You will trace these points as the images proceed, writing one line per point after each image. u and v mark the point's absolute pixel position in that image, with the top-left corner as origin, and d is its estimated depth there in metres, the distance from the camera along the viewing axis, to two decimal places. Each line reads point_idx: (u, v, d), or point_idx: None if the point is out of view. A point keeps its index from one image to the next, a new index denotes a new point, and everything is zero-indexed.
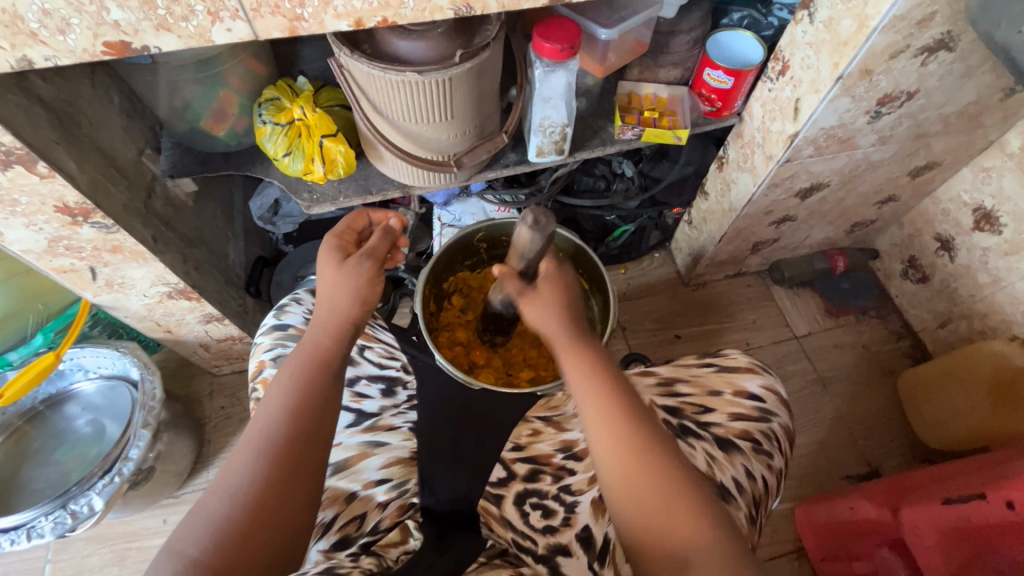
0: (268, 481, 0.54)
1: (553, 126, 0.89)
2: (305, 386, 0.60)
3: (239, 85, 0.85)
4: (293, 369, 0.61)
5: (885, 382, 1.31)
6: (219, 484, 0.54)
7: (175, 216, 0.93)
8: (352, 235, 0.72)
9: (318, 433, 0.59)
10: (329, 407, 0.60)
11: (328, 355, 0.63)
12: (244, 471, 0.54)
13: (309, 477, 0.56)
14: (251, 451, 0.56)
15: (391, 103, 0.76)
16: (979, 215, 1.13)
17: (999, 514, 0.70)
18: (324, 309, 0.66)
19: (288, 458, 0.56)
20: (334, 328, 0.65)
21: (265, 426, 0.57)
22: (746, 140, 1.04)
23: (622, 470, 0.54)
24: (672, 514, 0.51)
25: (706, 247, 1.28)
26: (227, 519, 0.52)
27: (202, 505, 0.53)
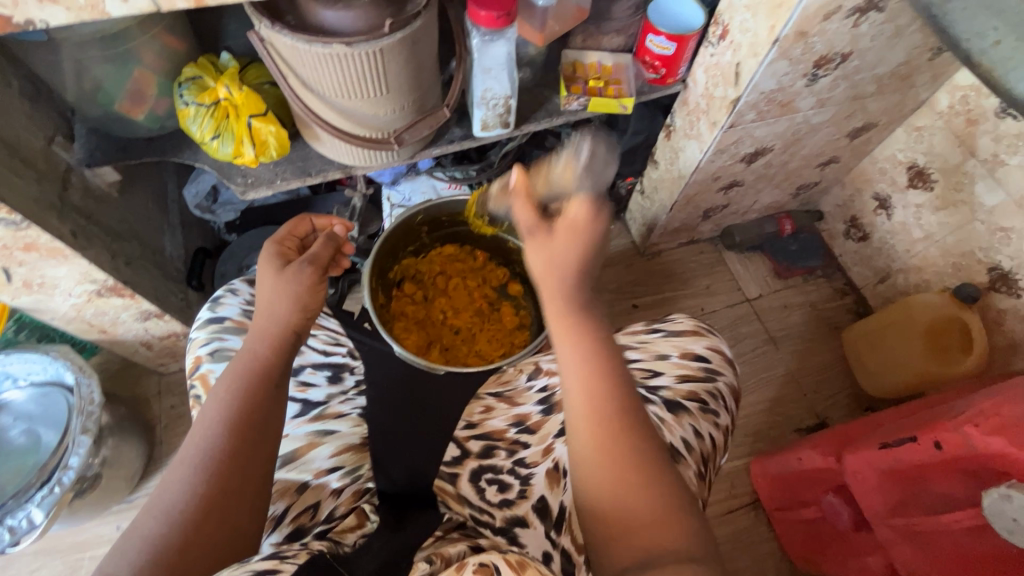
0: (204, 500, 0.52)
1: (496, 98, 0.87)
2: (244, 402, 0.58)
3: (155, 63, 0.79)
4: (230, 382, 0.59)
5: (831, 338, 1.37)
6: (154, 505, 0.53)
7: (97, 209, 0.87)
8: (293, 241, 0.72)
9: (259, 450, 0.57)
10: (268, 419, 0.59)
11: (268, 367, 0.61)
12: (181, 490, 0.53)
13: (247, 501, 0.55)
14: (187, 467, 0.54)
15: (321, 79, 0.72)
16: (912, 173, 1.17)
17: (931, 456, 0.72)
18: (263, 317, 0.64)
19: (226, 479, 0.54)
20: (272, 336, 0.63)
21: (204, 442, 0.55)
22: (691, 107, 1.04)
23: (595, 450, 0.53)
24: (639, 501, 0.51)
25: (658, 216, 1.29)
26: (161, 538, 0.50)
27: (136, 524, 0.52)
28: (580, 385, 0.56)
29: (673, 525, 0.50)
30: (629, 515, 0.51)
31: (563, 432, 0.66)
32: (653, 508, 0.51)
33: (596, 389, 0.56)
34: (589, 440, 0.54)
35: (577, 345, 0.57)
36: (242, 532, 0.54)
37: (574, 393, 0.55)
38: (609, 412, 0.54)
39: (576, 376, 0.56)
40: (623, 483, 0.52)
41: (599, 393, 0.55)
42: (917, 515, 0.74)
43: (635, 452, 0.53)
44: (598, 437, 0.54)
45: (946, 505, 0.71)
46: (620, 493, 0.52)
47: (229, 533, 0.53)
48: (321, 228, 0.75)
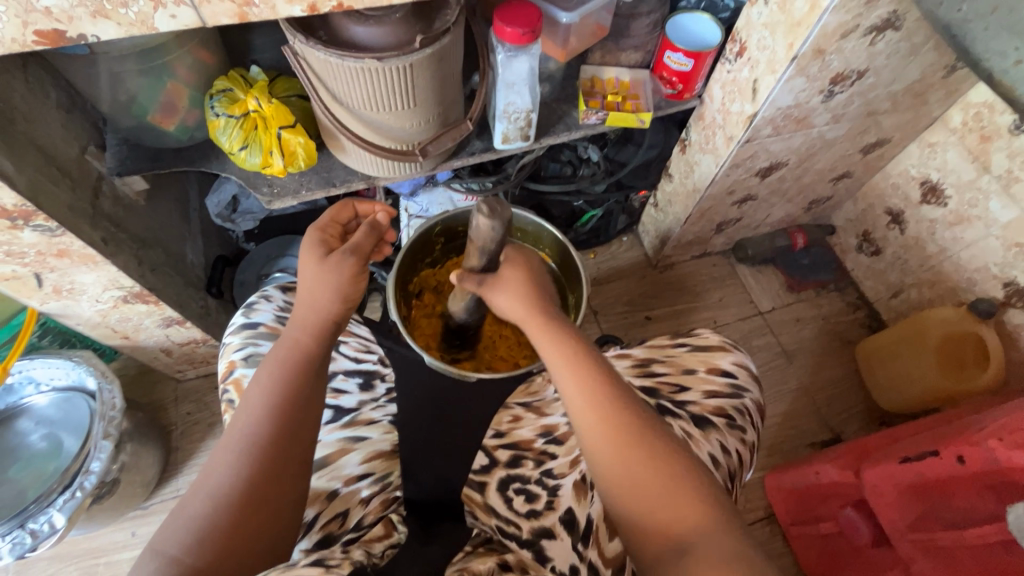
0: (249, 480, 0.54)
1: (518, 112, 0.89)
2: (288, 385, 0.59)
3: (187, 76, 0.81)
4: (274, 366, 0.60)
5: (844, 352, 1.37)
6: (201, 485, 0.54)
7: (125, 217, 0.89)
8: (334, 229, 0.70)
9: (301, 433, 0.58)
10: (307, 406, 0.59)
11: (310, 353, 0.62)
12: (226, 471, 0.54)
13: (291, 481, 0.56)
14: (233, 450, 0.55)
15: (350, 92, 0.74)
16: (925, 188, 1.18)
17: (953, 469, 0.72)
18: (303, 305, 0.64)
19: (272, 459, 0.55)
20: (314, 325, 0.63)
21: (250, 425, 0.56)
22: (707, 122, 1.06)
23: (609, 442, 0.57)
24: (656, 491, 0.54)
25: (672, 229, 1.30)
26: (209, 519, 0.52)
27: (184, 503, 0.53)
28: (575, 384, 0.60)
29: (694, 507, 0.53)
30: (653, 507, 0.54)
31: None
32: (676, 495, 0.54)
33: (602, 399, 0.59)
34: (605, 441, 0.57)
35: (564, 350, 0.62)
36: (285, 514, 0.56)
37: (571, 390, 0.60)
38: (618, 414, 0.58)
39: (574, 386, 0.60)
40: (643, 474, 0.55)
41: (603, 400, 0.59)
42: (937, 530, 0.73)
43: (648, 445, 0.56)
44: (614, 436, 0.57)
45: (969, 520, 0.70)
46: (642, 487, 0.54)
47: (273, 514, 0.55)
48: (363, 215, 0.73)
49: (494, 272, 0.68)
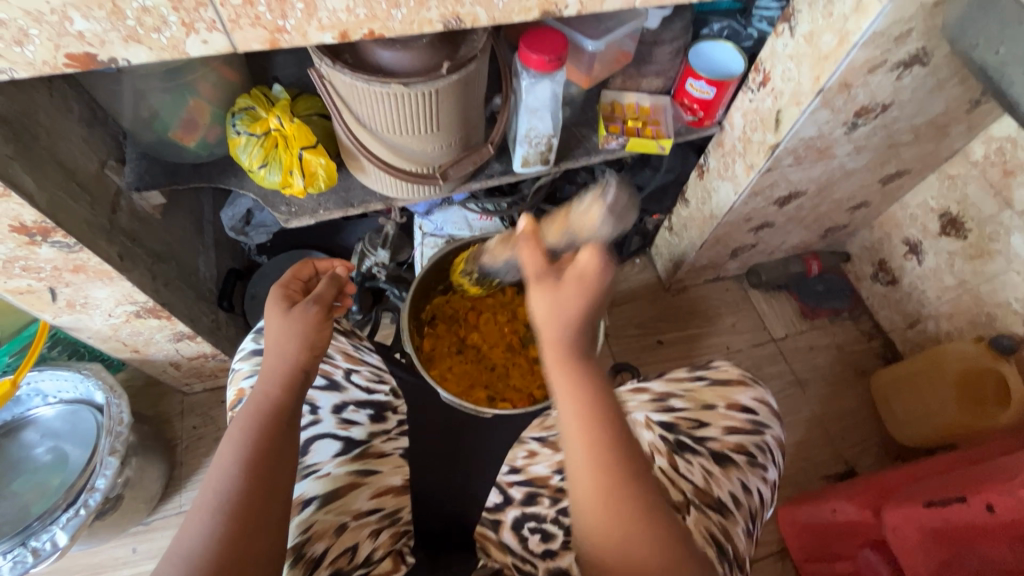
0: (222, 545, 0.51)
1: (539, 137, 0.88)
2: (256, 441, 0.57)
3: (209, 94, 0.80)
4: (243, 424, 0.58)
5: (858, 382, 1.35)
6: (172, 556, 0.51)
7: (142, 231, 0.88)
8: (297, 284, 0.70)
9: (273, 489, 0.56)
10: (282, 459, 0.58)
11: (277, 406, 0.60)
12: (198, 538, 0.52)
13: (266, 538, 0.54)
14: (203, 515, 0.53)
15: (374, 115, 0.73)
16: (945, 220, 1.17)
17: (982, 518, 0.71)
18: (271, 356, 0.62)
19: (241, 524, 0.53)
20: (281, 377, 0.62)
21: (218, 488, 0.54)
22: (726, 149, 1.05)
23: (602, 504, 0.53)
24: (660, 561, 0.52)
25: (686, 253, 1.29)
26: None
27: (157, 574, 0.51)
28: (584, 440, 0.53)
29: (681, 564, 0.52)
30: (634, 558, 0.52)
31: None
32: (664, 548, 0.52)
33: (603, 450, 0.53)
34: (593, 489, 0.53)
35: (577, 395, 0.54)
36: (267, 573, 0.53)
37: (577, 446, 0.53)
38: (615, 460, 0.53)
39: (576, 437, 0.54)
40: (625, 522, 0.52)
41: (601, 447, 0.53)
42: None
43: (644, 500, 0.53)
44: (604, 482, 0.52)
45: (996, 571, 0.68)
46: (629, 543, 0.52)
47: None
48: (324, 270, 0.74)
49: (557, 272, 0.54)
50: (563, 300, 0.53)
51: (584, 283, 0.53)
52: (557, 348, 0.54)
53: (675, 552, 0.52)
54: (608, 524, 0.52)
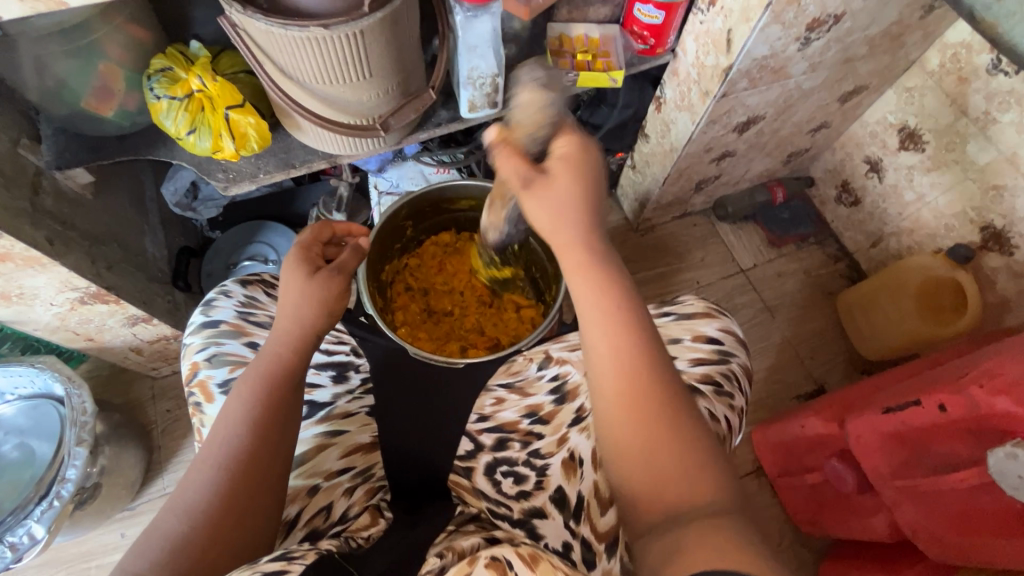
0: (226, 496, 0.53)
1: (482, 77, 0.84)
2: (267, 401, 0.58)
3: (120, 56, 0.74)
4: (252, 383, 0.59)
5: (826, 304, 1.38)
6: (169, 505, 0.53)
7: (73, 213, 0.83)
8: (317, 246, 0.69)
9: (281, 446, 0.57)
10: (289, 421, 0.59)
11: (290, 368, 0.61)
12: (200, 490, 0.53)
13: (265, 497, 0.55)
14: (210, 468, 0.54)
15: (298, 65, 0.68)
16: (903, 134, 1.16)
17: (935, 417, 0.73)
18: (286, 319, 0.63)
19: (246, 478, 0.54)
20: (295, 339, 0.62)
21: (229, 441, 0.55)
22: (681, 77, 1.02)
23: (627, 411, 0.51)
24: (670, 469, 0.49)
25: (651, 191, 1.27)
26: (184, 537, 0.50)
27: (156, 523, 0.52)
28: (605, 342, 0.53)
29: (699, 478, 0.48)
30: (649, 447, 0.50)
31: (577, 421, 0.66)
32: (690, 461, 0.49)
33: (634, 357, 0.52)
34: (618, 394, 0.51)
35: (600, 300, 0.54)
36: (259, 529, 0.54)
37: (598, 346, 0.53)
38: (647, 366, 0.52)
39: (600, 339, 0.53)
40: (651, 432, 0.50)
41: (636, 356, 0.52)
42: (921, 476, 0.75)
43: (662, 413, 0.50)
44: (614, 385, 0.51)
45: (949, 464, 0.72)
46: (653, 447, 0.49)
47: (250, 527, 0.53)
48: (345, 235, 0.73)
49: (542, 170, 0.57)
50: (557, 203, 0.56)
51: (572, 167, 0.57)
52: (576, 251, 0.56)
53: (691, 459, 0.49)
54: (632, 432, 0.50)
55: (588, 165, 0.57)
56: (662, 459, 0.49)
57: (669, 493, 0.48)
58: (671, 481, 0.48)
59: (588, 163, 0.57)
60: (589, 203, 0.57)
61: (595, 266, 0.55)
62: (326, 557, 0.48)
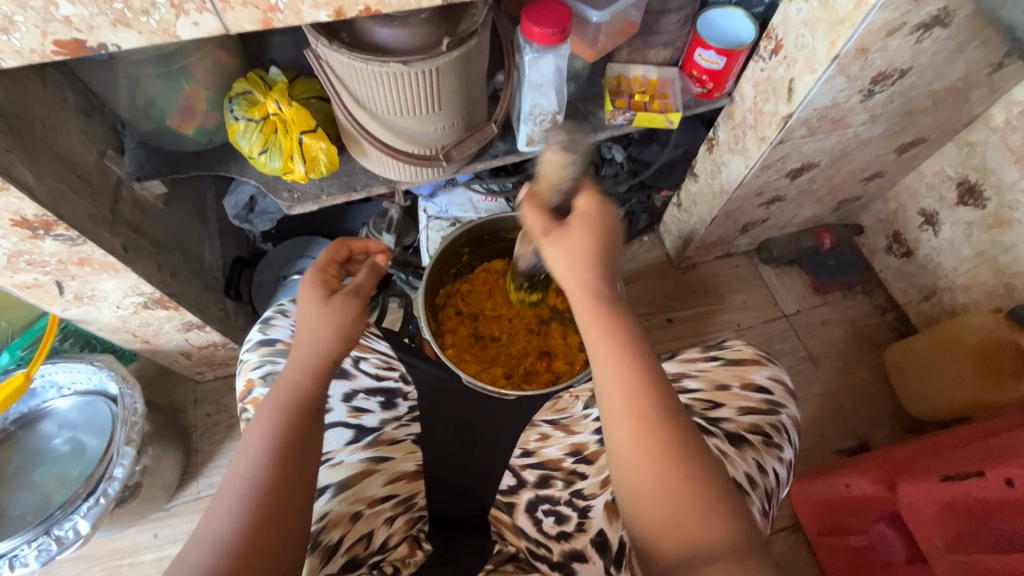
0: (251, 527, 0.51)
1: (543, 114, 0.86)
2: (285, 427, 0.57)
3: (206, 78, 0.79)
4: (273, 410, 0.58)
5: (871, 357, 1.34)
6: (192, 543, 0.51)
7: (145, 222, 0.87)
8: (333, 267, 0.70)
9: (303, 471, 0.56)
10: (310, 445, 0.58)
11: (308, 393, 0.60)
12: (224, 522, 0.52)
13: (292, 525, 0.53)
14: (232, 498, 0.53)
15: (373, 96, 0.71)
16: (963, 189, 1.13)
17: (1000, 492, 0.71)
18: (303, 344, 0.62)
19: (269, 507, 0.53)
20: (311, 365, 0.62)
21: (250, 471, 0.54)
22: (736, 121, 1.02)
23: (638, 450, 0.52)
24: (686, 505, 0.49)
25: (696, 230, 1.27)
26: (211, 570, 0.49)
27: (184, 556, 0.51)
28: (616, 378, 0.54)
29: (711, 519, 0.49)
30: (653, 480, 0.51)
31: None
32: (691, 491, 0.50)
33: (635, 392, 0.54)
34: (630, 432, 0.52)
35: (611, 339, 0.56)
36: (286, 563, 0.52)
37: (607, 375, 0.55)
38: (653, 408, 0.53)
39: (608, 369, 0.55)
40: (664, 469, 0.51)
41: (637, 382, 0.54)
42: (978, 550, 0.70)
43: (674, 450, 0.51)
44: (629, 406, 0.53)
45: (1009, 541, 0.67)
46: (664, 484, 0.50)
47: (274, 557, 0.51)
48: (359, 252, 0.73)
49: (563, 224, 0.61)
50: (574, 247, 0.59)
51: (591, 224, 0.60)
52: (579, 288, 0.58)
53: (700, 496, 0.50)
54: (644, 469, 0.51)
55: (606, 226, 0.60)
56: (679, 497, 0.50)
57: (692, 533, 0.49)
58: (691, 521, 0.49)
59: (606, 224, 0.60)
60: (605, 260, 0.59)
61: (603, 308, 0.57)
62: None
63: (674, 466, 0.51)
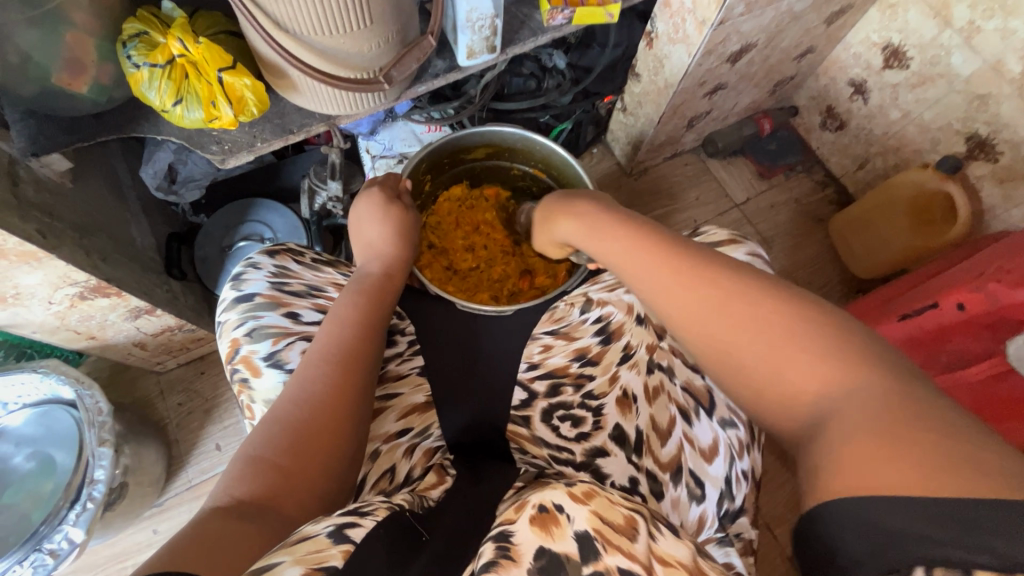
0: (332, 384, 0.57)
1: (481, 19, 0.79)
2: (360, 306, 0.64)
3: (87, 22, 0.67)
4: (350, 293, 0.65)
5: (818, 230, 1.42)
6: (280, 398, 0.56)
7: (56, 204, 0.77)
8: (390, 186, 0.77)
9: (375, 344, 0.62)
10: (381, 325, 0.64)
11: (382, 283, 0.68)
12: (310, 379, 0.57)
13: (364, 391, 0.58)
14: (313, 363, 0.58)
15: (294, 13, 0.63)
16: (888, 53, 1.17)
17: (954, 317, 0.78)
18: (378, 243, 0.71)
19: (344, 371, 0.58)
20: (384, 258, 0.70)
21: (329, 339, 0.60)
22: (674, 9, 0.99)
23: (724, 323, 0.51)
24: (798, 357, 0.46)
25: (644, 132, 1.26)
26: (297, 419, 0.54)
27: (271, 410, 0.56)
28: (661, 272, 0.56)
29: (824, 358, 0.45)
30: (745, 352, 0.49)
31: (627, 358, 0.67)
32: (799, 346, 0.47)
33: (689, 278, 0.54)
34: (705, 311, 0.52)
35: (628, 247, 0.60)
36: (359, 421, 0.57)
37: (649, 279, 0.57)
38: (716, 288, 0.52)
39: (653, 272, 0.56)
40: (753, 335, 0.49)
41: (712, 299, 0.52)
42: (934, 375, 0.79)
43: (754, 312, 0.50)
44: (703, 331, 0.52)
45: (962, 360, 0.77)
46: (755, 351, 0.49)
47: (348, 414, 0.56)
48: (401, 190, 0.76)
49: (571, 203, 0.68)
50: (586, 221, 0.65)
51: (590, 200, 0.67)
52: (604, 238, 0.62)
53: (799, 344, 0.47)
54: (740, 339, 0.49)
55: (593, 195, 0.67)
56: (783, 347, 0.47)
57: (809, 387, 0.45)
58: (800, 371, 0.46)
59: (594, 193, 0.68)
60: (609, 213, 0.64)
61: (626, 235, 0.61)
62: (397, 513, 0.47)
63: (764, 327, 0.49)
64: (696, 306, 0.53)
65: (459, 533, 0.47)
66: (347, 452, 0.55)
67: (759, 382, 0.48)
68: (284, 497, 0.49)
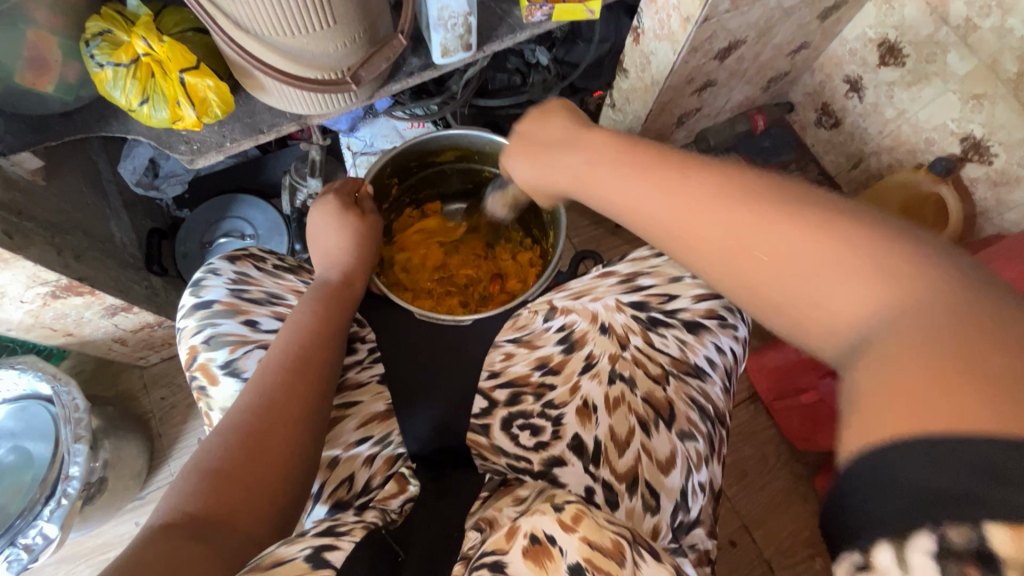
0: (285, 391, 0.57)
1: (453, 17, 0.78)
2: (317, 313, 0.64)
3: (50, 20, 0.67)
4: (308, 301, 0.66)
5: None
6: (233, 407, 0.56)
7: (27, 202, 0.77)
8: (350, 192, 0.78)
9: (332, 351, 0.63)
10: (340, 332, 0.65)
11: (342, 291, 0.69)
12: (264, 385, 0.57)
13: (320, 398, 0.59)
14: (269, 371, 0.59)
15: (252, 14, 0.62)
16: (883, 49, 1.14)
17: None
18: (339, 252, 0.73)
19: (297, 377, 0.58)
20: (344, 266, 0.72)
21: (285, 347, 0.60)
22: (659, 5, 0.97)
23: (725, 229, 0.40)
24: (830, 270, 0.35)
25: (632, 129, 1.23)
26: (247, 427, 0.54)
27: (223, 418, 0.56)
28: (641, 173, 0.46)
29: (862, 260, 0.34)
30: (775, 271, 0.37)
31: (588, 368, 0.66)
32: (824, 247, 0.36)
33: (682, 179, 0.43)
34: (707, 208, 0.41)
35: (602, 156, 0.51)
36: (312, 427, 0.57)
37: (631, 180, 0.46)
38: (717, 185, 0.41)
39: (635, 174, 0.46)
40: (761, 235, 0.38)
41: (719, 196, 0.40)
42: None
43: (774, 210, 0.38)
44: (702, 231, 0.41)
45: None
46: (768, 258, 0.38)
47: (300, 421, 0.56)
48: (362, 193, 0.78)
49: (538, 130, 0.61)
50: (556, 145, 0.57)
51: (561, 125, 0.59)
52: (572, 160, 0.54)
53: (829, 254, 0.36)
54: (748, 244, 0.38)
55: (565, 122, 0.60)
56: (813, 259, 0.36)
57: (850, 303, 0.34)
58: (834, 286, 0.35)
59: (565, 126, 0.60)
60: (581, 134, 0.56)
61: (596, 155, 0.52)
62: (374, 532, 0.48)
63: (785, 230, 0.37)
64: (703, 205, 0.41)
65: (431, 553, 0.47)
66: (299, 459, 0.55)
67: (797, 306, 0.37)
68: (229, 506, 0.49)
